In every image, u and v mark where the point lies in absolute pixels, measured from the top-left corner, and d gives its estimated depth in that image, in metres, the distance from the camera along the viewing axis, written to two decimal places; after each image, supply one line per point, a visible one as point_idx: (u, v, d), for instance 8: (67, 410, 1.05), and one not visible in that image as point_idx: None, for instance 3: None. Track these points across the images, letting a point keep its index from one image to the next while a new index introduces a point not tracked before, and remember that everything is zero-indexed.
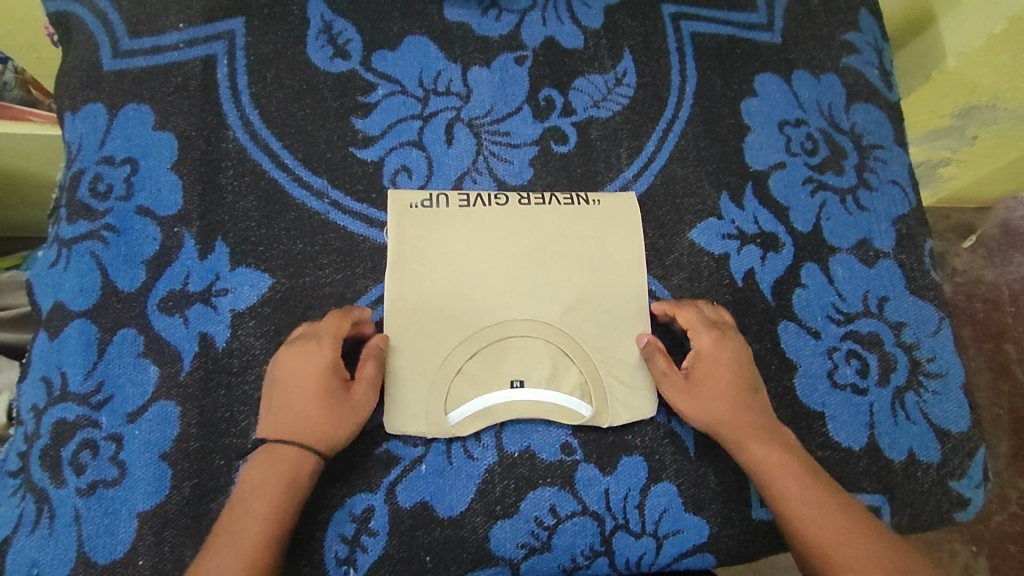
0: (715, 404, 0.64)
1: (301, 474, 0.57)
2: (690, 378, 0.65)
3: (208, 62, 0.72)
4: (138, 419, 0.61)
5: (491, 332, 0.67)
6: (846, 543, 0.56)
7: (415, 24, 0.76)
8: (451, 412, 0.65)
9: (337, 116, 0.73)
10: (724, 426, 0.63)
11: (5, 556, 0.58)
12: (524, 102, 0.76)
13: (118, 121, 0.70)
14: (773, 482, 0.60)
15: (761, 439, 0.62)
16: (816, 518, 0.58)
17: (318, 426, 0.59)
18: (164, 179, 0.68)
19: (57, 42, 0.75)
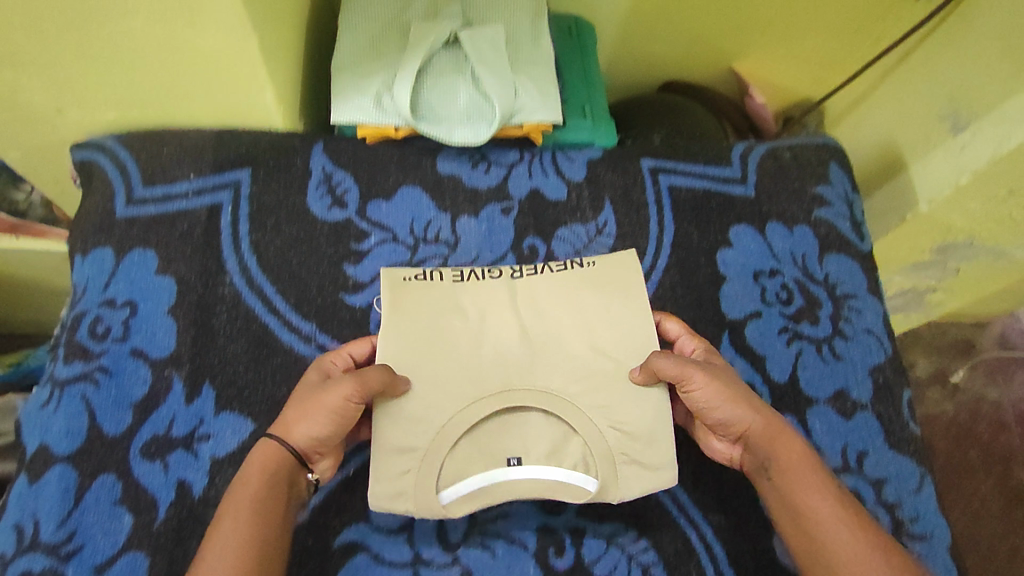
0: (749, 400, 0.63)
1: (251, 477, 0.58)
2: (722, 372, 0.64)
3: (213, 210, 0.77)
4: (106, 571, 0.62)
5: (490, 402, 0.65)
6: (860, 545, 0.56)
7: (409, 175, 0.82)
8: (441, 492, 0.63)
9: (330, 262, 0.77)
10: (760, 425, 0.62)
11: None
12: (508, 251, 0.80)
13: (123, 264, 0.74)
14: (802, 481, 0.59)
15: (793, 438, 0.62)
16: (836, 519, 0.57)
17: (293, 413, 0.60)
18: (160, 322, 0.72)
19: (80, 185, 0.81)
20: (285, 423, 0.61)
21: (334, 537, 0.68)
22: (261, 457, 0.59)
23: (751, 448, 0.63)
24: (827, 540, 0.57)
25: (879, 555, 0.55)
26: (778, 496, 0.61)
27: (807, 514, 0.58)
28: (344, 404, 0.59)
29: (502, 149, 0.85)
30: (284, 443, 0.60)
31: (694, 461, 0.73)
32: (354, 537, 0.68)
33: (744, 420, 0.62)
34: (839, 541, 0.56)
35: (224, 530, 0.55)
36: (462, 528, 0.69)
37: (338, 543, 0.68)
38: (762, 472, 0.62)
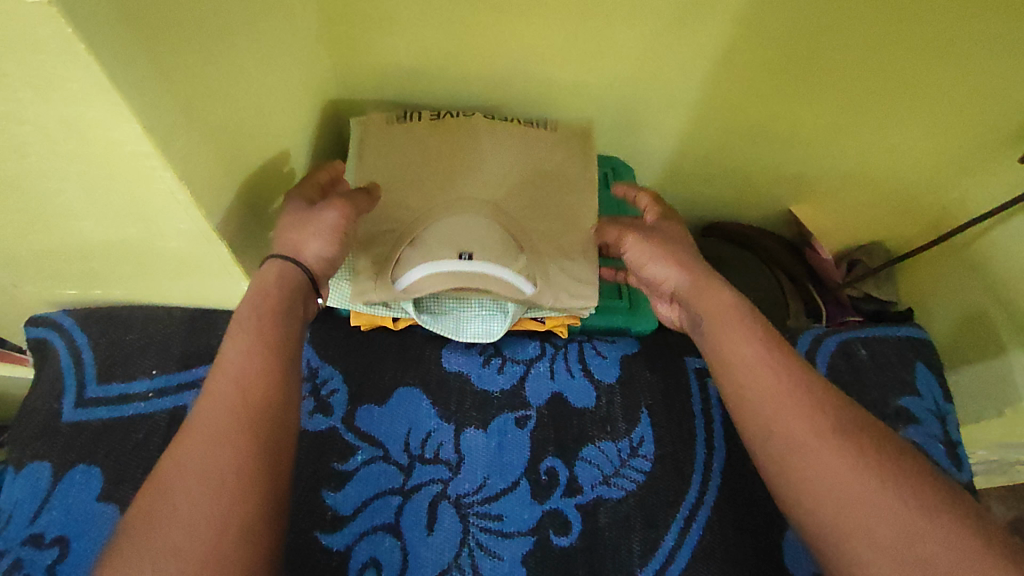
0: (683, 255, 0.60)
1: (252, 306, 0.51)
2: (660, 233, 0.62)
3: (175, 414, 0.67)
4: None
5: (450, 232, 0.68)
6: (794, 406, 0.48)
7: (408, 372, 0.71)
8: (395, 280, 0.66)
9: (306, 485, 0.64)
10: (687, 283, 0.59)
11: None
12: (522, 475, 0.66)
13: (61, 485, 0.62)
14: (730, 331, 0.54)
15: (726, 294, 0.57)
16: (771, 379, 0.50)
17: (293, 234, 0.56)
18: (93, 570, 0.58)
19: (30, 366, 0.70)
20: (288, 244, 0.55)
21: None
22: (261, 278, 0.54)
23: (685, 306, 0.59)
24: (753, 395, 0.50)
25: (819, 421, 0.47)
26: (709, 360, 0.56)
27: (733, 371, 0.53)
28: (345, 221, 0.58)
29: (520, 341, 0.74)
30: (296, 261, 0.55)
31: None
32: None
33: (674, 277, 0.60)
34: (767, 404, 0.49)
35: (221, 376, 0.47)
36: None
37: None
38: (696, 331, 0.58)
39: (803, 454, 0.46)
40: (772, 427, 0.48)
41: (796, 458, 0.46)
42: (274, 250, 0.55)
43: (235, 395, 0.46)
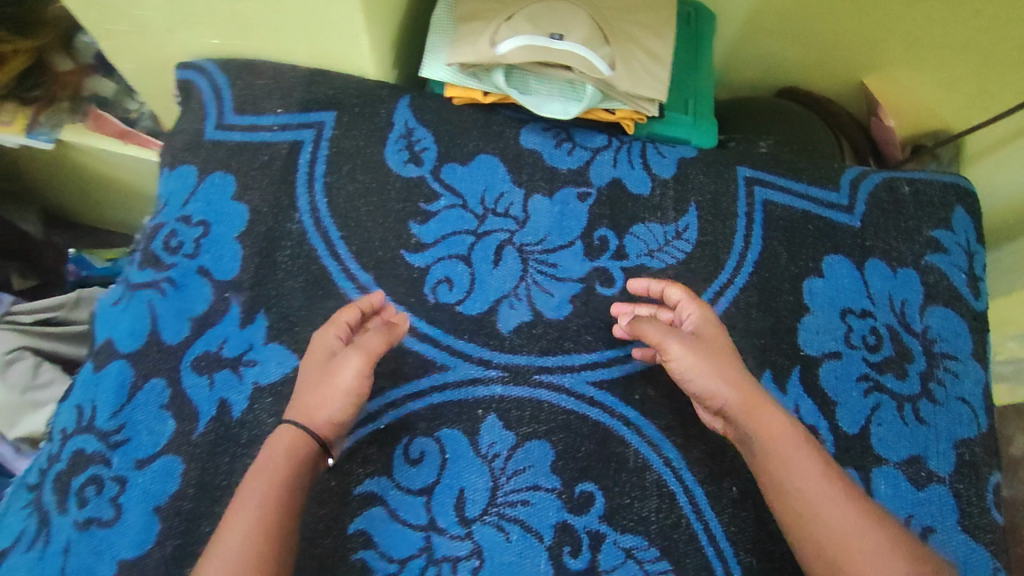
0: (729, 372, 0.62)
1: (279, 458, 0.57)
2: (704, 345, 0.63)
3: (294, 147, 0.78)
4: (145, 468, 0.63)
5: (543, 14, 0.74)
6: (854, 523, 0.54)
7: (489, 144, 0.80)
8: (495, 47, 0.73)
9: (396, 217, 0.76)
10: (736, 399, 0.60)
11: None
12: (577, 238, 0.76)
13: (204, 185, 0.76)
14: (785, 452, 0.58)
15: (775, 413, 0.60)
16: (825, 492, 0.56)
17: (308, 402, 0.60)
18: (228, 247, 0.73)
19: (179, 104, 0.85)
20: (303, 410, 0.60)
21: (355, 482, 0.65)
22: (284, 443, 0.58)
23: (732, 422, 0.61)
24: (815, 514, 0.55)
25: (875, 534, 0.54)
26: (763, 477, 0.59)
27: (792, 490, 0.57)
28: (358, 385, 0.61)
29: (590, 133, 0.81)
30: (309, 429, 0.59)
31: (739, 496, 0.66)
32: (375, 489, 0.64)
33: (723, 393, 0.61)
34: (829, 515, 0.55)
35: (244, 506, 0.54)
36: (481, 506, 0.64)
37: (359, 489, 0.64)
38: (742, 444, 0.61)
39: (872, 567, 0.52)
40: (838, 546, 0.54)
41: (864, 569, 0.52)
42: (290, 416, 0.60)
43: (260, 519, 0.53)
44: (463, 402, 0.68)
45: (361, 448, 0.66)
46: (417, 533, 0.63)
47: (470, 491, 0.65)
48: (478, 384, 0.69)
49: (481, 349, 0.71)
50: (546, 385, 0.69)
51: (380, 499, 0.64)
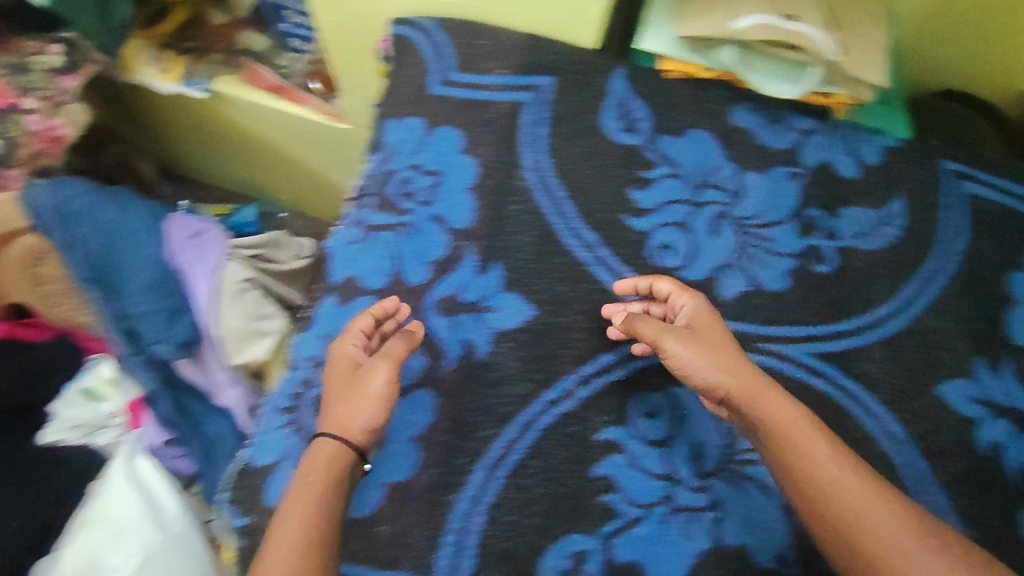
0: (730, 362, 0.61)
1: (319, 476, 0.56)
2: (701, 338, 0.62)
3: (516, 107, 0.79)
4: (403, 398, 0.67)
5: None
6: (901, 519, 0.51)
7: (701, 119, 0.81)
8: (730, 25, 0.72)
9: (617, 182, 0.77)
10: (738, 385, 0.59)
11: (270, 480, 0.65)
12: (789, 216, 0.78)
13: (433, 137, 0.77)
14: (793, 439, 0.56)
15: (778, 397, 0.58)
16: (838, 476, 0.54)
17: (340, 413, 0.59)
18: (461, 197, 0.75)
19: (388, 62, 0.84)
20: (337, 420, 0.59)
21: (593, 430, 0.68)
22: (319, 454, 0.58)
23: (736, 409, 0.60)
24: (823, 495, 0.53)
25: (886, 511, 0.51)
26: (774, 466, 0.57)
27: (799, 474, 0.55)
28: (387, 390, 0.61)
29: (800, 116, 0.82)
30: (346, 438, 0.58)
31: (959, 473, 0.69)
32: (614, 438, 0.68)
33: (722, 381, 0.60)
34: (846, 497, 0.52)
35: (290, 520, 0.52)
36: (717, 461, 0.68)
37: (598, 437, 0.68)
38: (752, 433, 0.60)
39: (886, 545, 0.50)
40: (877, 543, 0.50)
41: (888, 552, 0.50)
42: (325, 429, 0.59)
43: (303, 529, 0.52)
44: None
45: (599, 397, 0.69)
46: (657, 481, 0.67)
47: (706, 447, 0.68)
48: None
49: None
50: (767, 352, 0.72)
51: (620, 447, 0.67)
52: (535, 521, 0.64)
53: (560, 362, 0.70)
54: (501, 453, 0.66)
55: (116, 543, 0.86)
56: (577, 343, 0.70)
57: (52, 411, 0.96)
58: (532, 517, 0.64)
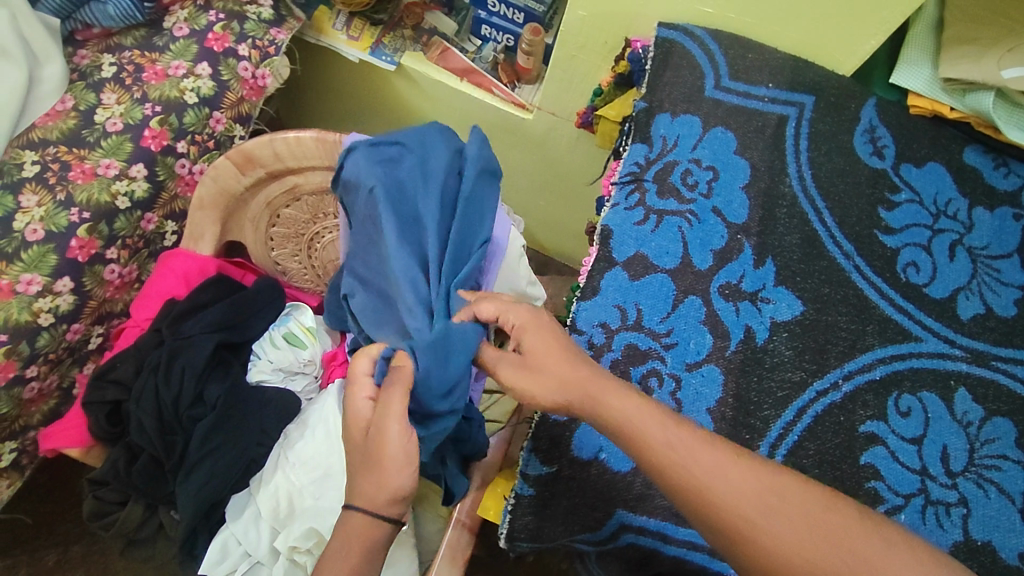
0: (556, 379, 0.60)
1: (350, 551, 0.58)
2: (530, 360, 0.61)
3: (783, 119, 0.87)
4: (695, 371, 0.72)
5: None
6: (717, 469, 0.54)
7: (938, 154, 0.89)
8: (1005, 69, 0.81)
9: (868, 199, 0.85)
10: (572, 395, 0.59)
11: (571, 433, 0.67)
12: (1014, 251, 0.85)
13: (708, 136, 0.84)
14: (634, 430, 0.56)
15: (616, 393, 0.58)
16: (677, 458, 0.55)
17: (368, 485, 0.58)
18: (736, 194, 0.81)
19: (650, 58, 0.91)
20: (363, 494, 0.59)
21: (858, 422, 0.72)
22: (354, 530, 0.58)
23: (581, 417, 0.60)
24: (700, 489, 0.53)
25: (740, 477, 0.54)
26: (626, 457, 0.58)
27: (650, 470, 0.56)
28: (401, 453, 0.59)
29: None
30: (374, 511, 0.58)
31: None
32: (876, 430, 0.72)
33: (558, 397, 0.60)
34: (724, 495, 0.53)
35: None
36: (963, 462, 0.72)
37: (863, 429, 0.72)
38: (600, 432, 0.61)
39: (735, 509, 0.53)
40: (728, 513, 0.53)
41: (750, 517, 0.53)
42: (354, 500, 0.59)
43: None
44: (936, 370, 0.77)
45: (861, 393, 0.74)
46: (915, 475, 0.70)
47: (953, 449, 0.72)
48: (947, 358, 0.77)
49: (946, 330, 0.79)
50: (1003, 371, 0.78)
51: (881, 440, 0.71)
52: None
53: (832, 356, 0.75)
54: (780, 434, 0.71)
55: (325, 487, 0.83)
56: (842, 342, 0.76)
57: (255, 351, 0.92)
58: None
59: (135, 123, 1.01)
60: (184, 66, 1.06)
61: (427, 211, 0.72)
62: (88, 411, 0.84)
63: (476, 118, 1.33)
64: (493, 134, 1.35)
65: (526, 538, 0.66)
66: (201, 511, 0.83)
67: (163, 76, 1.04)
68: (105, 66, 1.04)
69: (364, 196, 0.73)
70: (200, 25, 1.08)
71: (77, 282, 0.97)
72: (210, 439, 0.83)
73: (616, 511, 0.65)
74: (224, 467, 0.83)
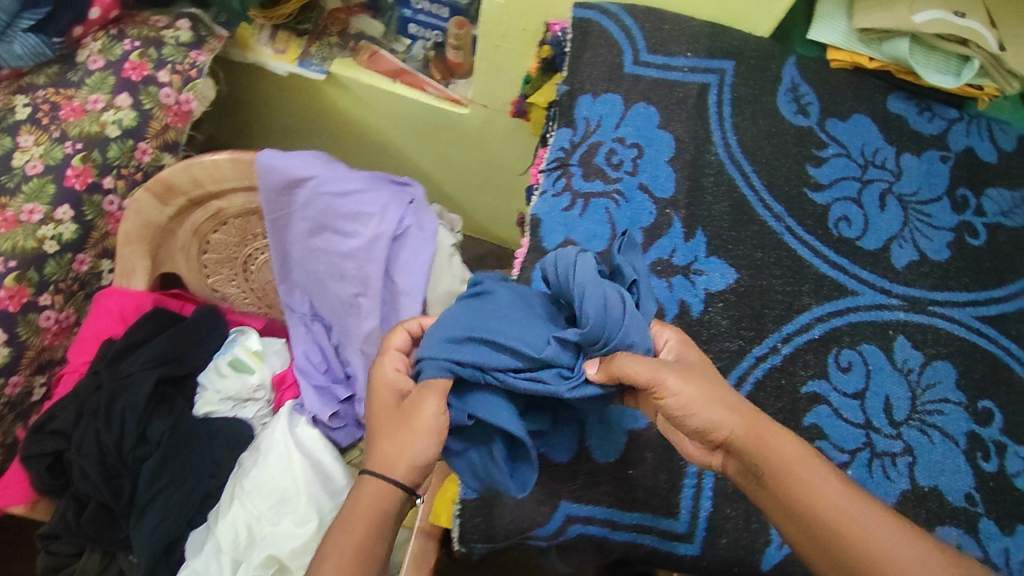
0: (727, 400, 0.57)
1: (361, 521, 0.56)
2: (695, 373, 0.58)
3: (704, 88, 0.86)
4: None
5: None
6: (886, 532, 0.51)
7: (862, 105, 0.90)
8: (914, 15, 0.82)
9: (796, 159, 0.85)
10: (742, 427, 0.56)
11: None
12: (944, 194, 0.87)
13: (630, 113, 0.83)
14: (800, 475, 0.54)
15: (784, 437, 0.57)
16: (854, 516, 0.52)
17: (386, 451, 0.58)
18: (662, 168, 0.80)
19: (568, 40, 0.89)
20: (381, 457, 0.58)
21: (800, 383, 0.73)
22: (369, 496, 0.57)
23: (738, 457, 0.57)
24: (871, 554, 0.50)
25: (910, 544, 0.51)
26: (792, 509, 0.54)
27: (816, 521, 0.53)
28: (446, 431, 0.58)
29: (946, 105, 0.91)
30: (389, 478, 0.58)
31: None
32: (818, 390, 0.72)
33: (726, 423, 0.56)
34: (893, 560, 0.50)
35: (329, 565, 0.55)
36: (906, 411, 0.72)
37: (805, 390, 0.72)
38: (752, 479, 0.56)
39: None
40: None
41: None
42: (371, 467, 0.58)
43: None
44: (875, 322, 0.77)
45: (801, 353, 0.74)
46: (859, 429, 0.71)
47: (895, 399, 0.73)
48: (885, 309, 0.78)
49: (882, 280, 0.80)
50: (940, 315, 0.79)
51: (824, 399, 0.72)
52: None
53: (768, 322, 0.75)
54: None
55: (283, 512, 0.83)
56: (778, 306, 0.76)
57: (201, 383, 0.90)
58: None
59: (56, 164, 0.99)
60: (103, 98, 1.03)
61: (350, 243, 0.76)
62: (28, 466, 0.82)
63: (412, 121, 1.32)
64: (432, 134, 1.34)
65: (477, 540, 0.65)
66: (159, 554, 0.81)
67: (81, 112, 1.02)
68: (19, 108, 1.02)
69: (300, 230, 0.79)
70: (115, 55, 1.05)
71: (10, 333, 0.95)
72: (158, 478, 0.81)
73: (561, 503, 0.64)
74: (176, 506, 0.81)
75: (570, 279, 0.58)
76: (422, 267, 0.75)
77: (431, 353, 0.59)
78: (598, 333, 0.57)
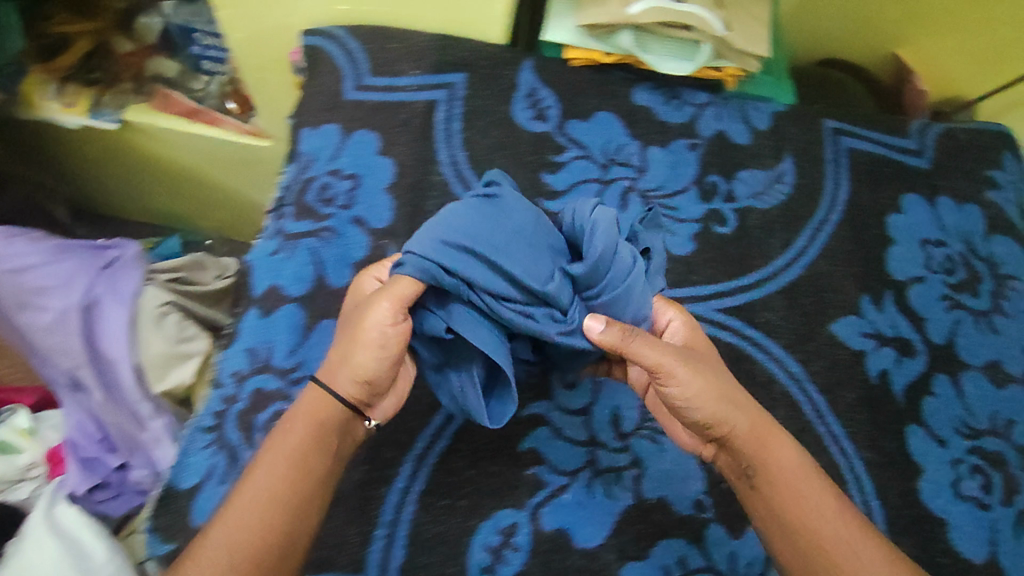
0: (739, 401, 0.60)
1: (296, 428, 0.57)
2: (708, 366, 0.60)
3: (431, 105, 0.83)
4: None
5: None
6: (857, 537, 0.56)
7: (606, 101, 0.87)
8: (627, 7, 0.80)
9: (531, 169, 0.82)
10: (747, 425, 0.59)
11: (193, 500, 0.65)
12: (691, 183, 0.84)
13: (350, 142, 0.80)
14: (786, 476, 0.58)
15: (785, 444, 0.60)
16: (829, 519, 0.56)
17: (333, 361, 0.59)
18: (380, 198, 0.78)
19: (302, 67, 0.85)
20: (328, 369, 0.59)
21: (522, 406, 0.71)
22: (307, 406, 0.58)
23: (733, 452, 0.60)
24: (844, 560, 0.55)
25: (875, 549, 0.56)
26: (771, 505, 0.58)
27: (791, 520, 0.57)
28: (400, 351, 0.58)
29: (694, 90, 0.89)
30: (332, 393, 0.58)
31: (853, 401, 0.76)
32: (541, 411, 0.71)
33: (735, 421, 0.59)
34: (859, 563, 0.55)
35: (260, 477, 0.55)
36: (635, 421, 0.71)
37: (527, 412, 0.71)
38: (743, 476, 0.60)
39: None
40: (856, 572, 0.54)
41: None
42: (318, 376, 0.60)
43: (264, 493, 0.54)
44: None
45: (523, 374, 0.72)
46: (581, 448, 0.69)
47: (624, 410, 0.72)
48: None
49: None
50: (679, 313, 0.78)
51: (545, 420, 0.70)
52: (466, 502, 0.66)
53: None
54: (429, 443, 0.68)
55: None
56: None
57: None
58: (461, 499, 0.66)
59: None
60: None
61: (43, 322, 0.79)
62: None
63: (215, 167, 1.29)
64: (238, 178, 1.33)
65: None
66: None
67: None
68: None
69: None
70: None
71: None
72: None
73: None
74: None
75: (590, 218, 0.57)
76: (122, 330, 0.81)
77: (422, 249, 0.53)
78: (600, 283, 0.57)
